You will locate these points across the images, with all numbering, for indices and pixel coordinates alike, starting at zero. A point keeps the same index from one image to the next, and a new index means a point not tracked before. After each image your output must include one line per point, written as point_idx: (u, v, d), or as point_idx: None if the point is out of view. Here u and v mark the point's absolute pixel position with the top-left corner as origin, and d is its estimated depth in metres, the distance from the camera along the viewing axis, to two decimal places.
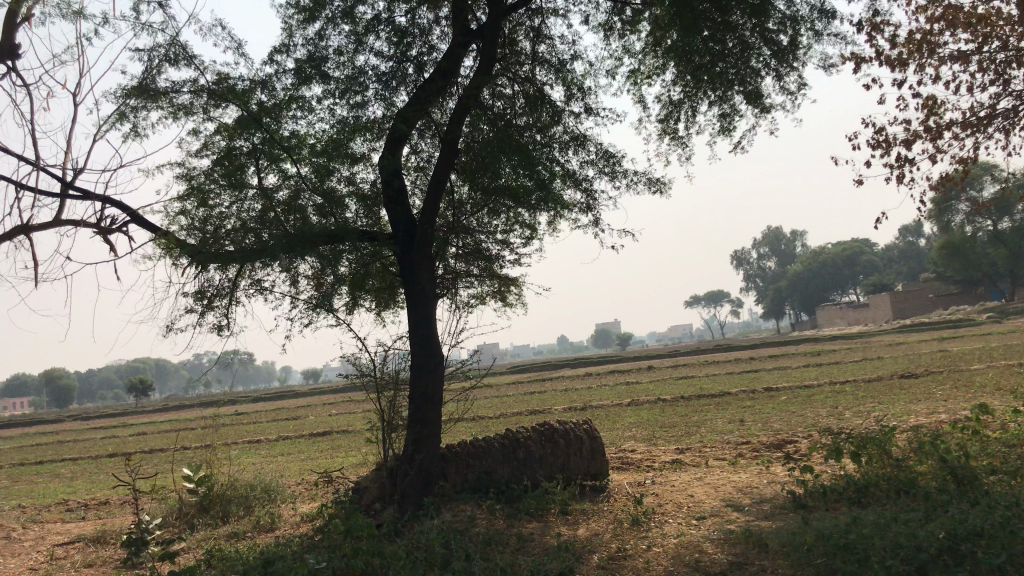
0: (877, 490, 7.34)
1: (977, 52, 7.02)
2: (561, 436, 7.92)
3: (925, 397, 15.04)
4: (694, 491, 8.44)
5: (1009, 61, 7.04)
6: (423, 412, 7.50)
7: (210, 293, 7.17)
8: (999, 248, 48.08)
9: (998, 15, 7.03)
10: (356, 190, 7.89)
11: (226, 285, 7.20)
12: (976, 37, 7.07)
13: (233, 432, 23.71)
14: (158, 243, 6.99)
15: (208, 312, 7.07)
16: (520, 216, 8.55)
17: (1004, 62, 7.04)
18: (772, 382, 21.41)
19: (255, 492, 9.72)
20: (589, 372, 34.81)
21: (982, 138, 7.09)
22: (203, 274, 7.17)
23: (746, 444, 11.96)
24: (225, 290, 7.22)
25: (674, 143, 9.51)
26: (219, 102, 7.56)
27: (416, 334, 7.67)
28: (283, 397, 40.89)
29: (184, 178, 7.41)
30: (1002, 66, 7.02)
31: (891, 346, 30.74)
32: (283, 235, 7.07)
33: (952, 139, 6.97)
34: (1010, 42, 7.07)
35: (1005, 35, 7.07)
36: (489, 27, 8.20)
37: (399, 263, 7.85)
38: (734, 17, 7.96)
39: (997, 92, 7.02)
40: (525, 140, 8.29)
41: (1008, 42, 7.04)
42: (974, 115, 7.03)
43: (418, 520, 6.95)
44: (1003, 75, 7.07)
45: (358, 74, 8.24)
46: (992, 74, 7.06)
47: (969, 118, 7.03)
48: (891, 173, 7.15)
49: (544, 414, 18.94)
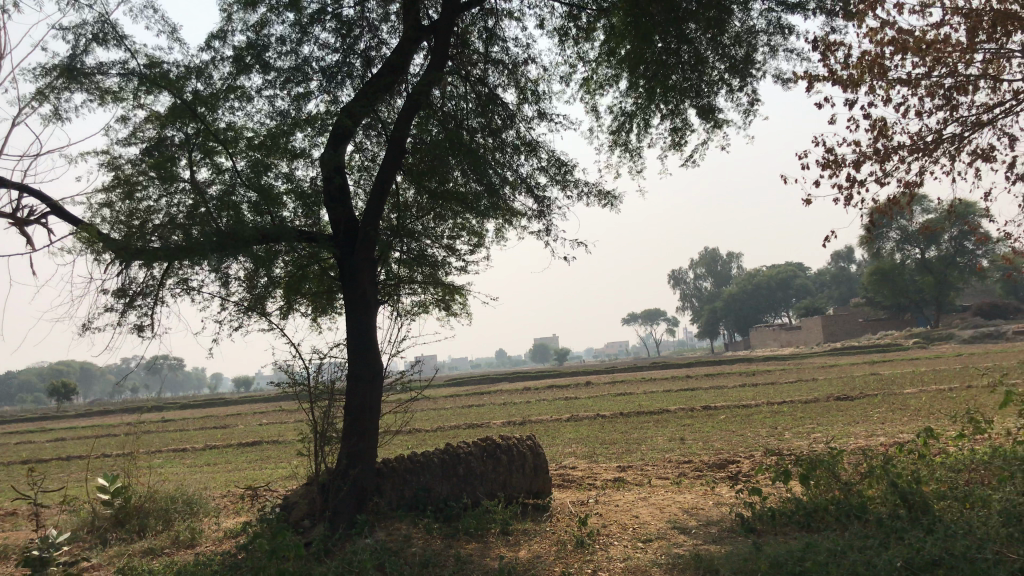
0: (826, 514, 7.06)
1: (926, 78, 6.83)
2: (504, 451, 7.53)
3: (862, 419, 15.01)
4: (639, 512, 8.10)
5: (957, 88, 6.86)
6: (359, 425, 7.02)
7: (133, 291, 6.61)
8: (927, 275, 49.39)
9: (947, 41, 6.83)
10: (296, 188, 7.42)
11: (150, 283, 6.65)
12: (925, 63, 6.86)
13: (158, 440, 22.67)
14: (79, 237, 6.44)
15: (129, 312, 6.54)
16: (468, 221, 8.13)
17: (953, 88, 6.85)
18: (711, 401, 21.36)
19: (176, 505, 9.09)
20: (526, 386, 34.49)
21: (929, 163, 6.90)
22: (126, 270, 6.63)
23: (689, 463, 11.69)
24: (149, 287, 6.66)
25: (625, 154, 9.23)
26: (150, 88, 7.01)
27: (353, 343, 7.18)
28: (214, 404, 39.69)
29: (108, 168, 6.85)
30: (950, 92, 6.84)
31: (826, 368, 31.13)
32: (214, 232, 6.56)
33: (900, 163, 6.78)
34: (958, 68, 6.88)
35: (954, 61, 6.88)
36: (441, 25, 7.80)
37: (339, 266, 7.36)
38: (690, 29, 7.66)
39: (944, 117, 6.83)
40: (474, 143, 7.91)
41: (956, 68, 6.85)
42: (921, 140, 6.84)
43: (351, 538, 6.47)
44: (951, 101, 6.89)
45: (302, 65, 7.78)
46: (940, 100, 6.87)
47: (917, 142, 6.84)
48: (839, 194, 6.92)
49: (481, 428, 18.50)
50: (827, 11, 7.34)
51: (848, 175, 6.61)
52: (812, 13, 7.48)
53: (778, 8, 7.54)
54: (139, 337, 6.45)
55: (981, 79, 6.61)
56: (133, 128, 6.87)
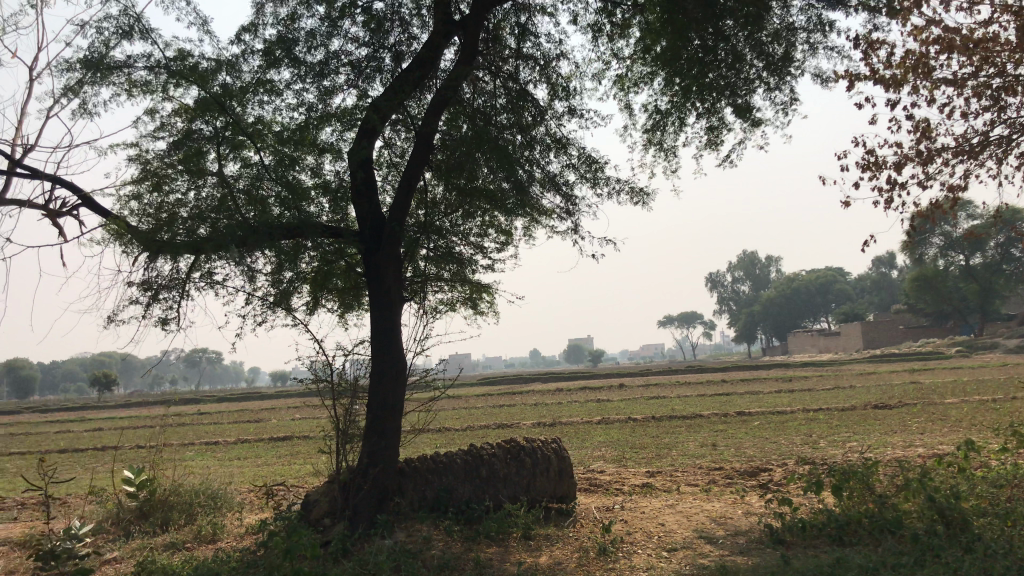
0: (859, 527, 6.77)
1: (972, 78, 6.53)
2: (528, 454, 7.34)
3: (899, 429, 14.61)
4: (665, 520, 7.87)
5: (1005, 89, 6.55)
6: (381, 423, 6.89)
7: (157, 284, 6.56)
8: (971, 283, 48.29)
9: (996, 39, 6.52)
10: (324, 183, 7.33)
11: (176, 277, 6.59)
12: (971, 63, 6.56)
13: (192, 433, 22.86)
14: (108, 229, 6.41)
15: (154, 305, 6.49)
16: (496, 219, 7.96)
17: (1001, 89, 6.55)
18: (744, 406, 21.01)
19: (200, 499, 9.05)
20: (558, 388, 34.27)
21: (974, 166, 6.59)
22: (152, 263, 6.58)
23: (719, 470, 11.43)
24: (173, 281, 6.60)
25: (659, 153, 8.98)
26: (179, 82, 6.94)
27: (376, 340, 7.05)
28: (250, 398, 40.09)
29: (137, 161, 6.80)
30: (998, 92, 6.53)
31: (863, 375, 30.53)
32: (240, 226, 6.49)
33: (944, 165, 6.49)
34: (1007, 68, 6.57)
35: (1002, 60, 6.57)
36: (472, 20, 7.63)
37: (364, 263, 7.24)
38: (727, 25, 7.42)
39: (991, 119, 6.53)
40: (503, 140, 7.74)
41: (1005, 68, 6.54)
42: (967, 142, 6.53)
43: (370, 539, 6.34)
44: (999, 102, 6.58)
45: (331, 59, 7.67)
46: (987, 101, 6.57)
47: (962, 144, 6.54)
48: (879, 197, 6.64)
49: (510, 429, 18.35)
50: (869, 8, 7.06)
51: (888, 177, 6.33)
52: (854, 9, 7.20)
53: (819, 4, 7.27)
54: (164, 330, 6.40)
55: None
56: (161, 121, 6.81)
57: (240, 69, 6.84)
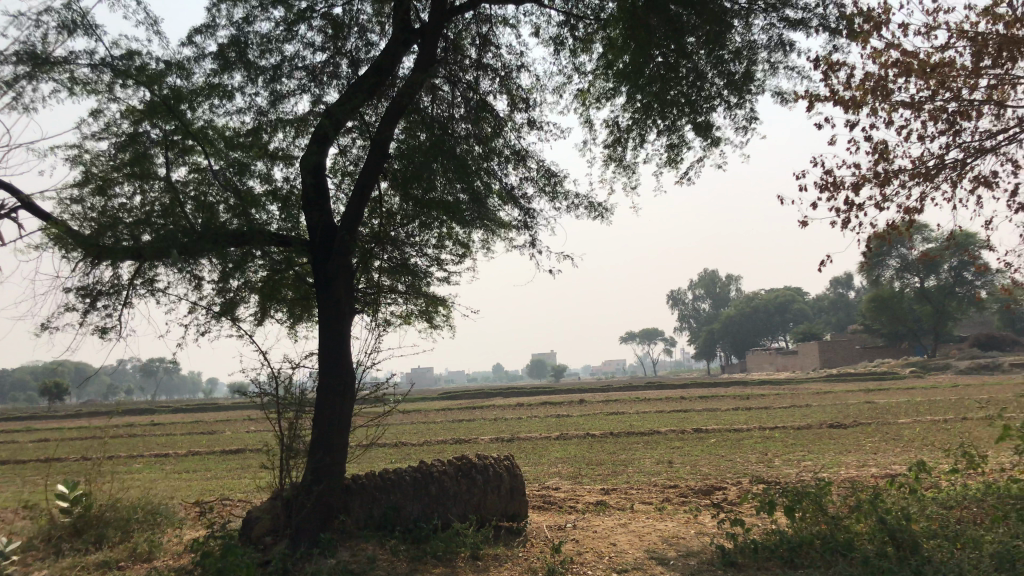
0: (811, 549, 6.63)
1: (929, 102, 6.51)
2: (479, 472, 7.08)
3: (854, 448, 14.64)
4: (617, 540, 7.71)
5: (960, 113, 6.56)
6: (327, 439, 6.62)
7: (97, 290, 6.26)
8: (925, 305, 49.12)
9: (952, 64, 6.51)
10: (274, 191, 7.08)
11: (116, 283, 6.30)
12: (928, 86, 6.54)
13: (142, 444, 22.26)
14: (47, 233, 6.09)
15: (92, 313, 6.19)
16: (453, 231, 7.76)
17: (956, 113, 6.54)
18: (702, 423, 21.03)
19: (139, 515, 8.68)
20: (518, 402, 34.05)
21: (930, 189, 6.57)
22: (92, 268, 6.27)
23: (674, 488, 11.33)
24: (114, 288, 6.32)
25: (620, 168, 8.87)
26: (125, 81, 6.63)
27: (325, 354, 6.79)
28: (204, 409, 39.34)
29: (79, 163, 6.47)
30: (953, 117, 6.53)
31: (819, 394, 30.79)
32: (186, 232, 6.23)
33: (900, 187, 6.46)
34: (962, 93, 6.56)
35: (958, 85, 6.56)
36: (431, 29, 7.45)
37: (315, 273, 6.96)
38: (688, 42, 7.34)
39: (946, 142, 6.51)
40: (461, 150, 7.55)
41: (960, 93, 6.53)
42: (923, 164, 6.51)
43: (313, 557, 6.04)
44: (955, 126, 6.57)
45: (286, 64, 7.45)
46: (943, 124, 6.56)
47: (919, 167, 6.52)
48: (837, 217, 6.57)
49: (468, 444, 18.13)
50: (829, 29, 7.03)
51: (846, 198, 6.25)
52: (814, 30, 7.17)
53: (779, 24, 7.24)
54: (101, 339, 6.11)
55: (984, 104, 6.26)
56: (106, 121, 6.52)
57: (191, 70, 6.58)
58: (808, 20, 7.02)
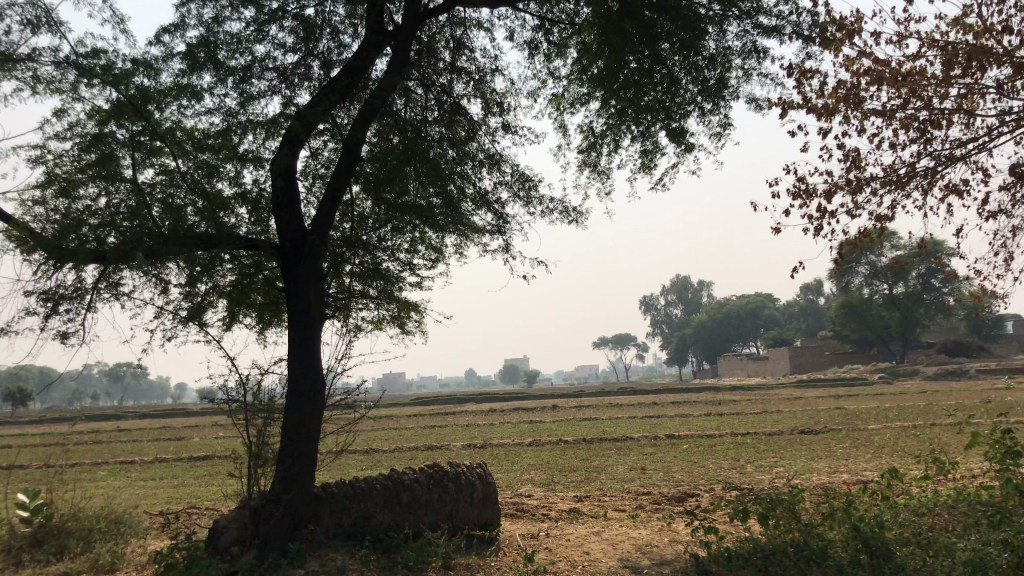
0: (785, 557, 6.58)
1: (901, 110, 6.49)
2: (451, 480, 6.96)
3: (826, 455, 14.71)
4: (590, 548, 7.63)
5: (931, 121, 6.55)
6: (296, 446, 6.46)
7: (59, 294, 6.07)
8: (894, 311, 49.71)
9: (922, 74, 6.49)
10: (243, 193, 6.92)
11: (79, 287, 6.11)
12: (899, 94, 6.53)
13: (107, 451, 21.86)
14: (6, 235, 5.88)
15: (53, 317, 5.99)
16: (425, 236, 7.65)
17: (927, 122, 6.53)
18: (674, 429, 21.05)
19: (101, 525, 8.45)
20: (491, 408, 33.92)
21: (903, 197, 6.57)
22: (53, 271, 6.07)
23: (647, 495, 11.28)
24: (77, 292, 6.12)
25: (594, 174, 8.80)
26: (90, 80, 6.44)
27: (294, 360, 6.63)
28: (173, 416, 38.78)
29: (41, 163, 6.27)
30: (924, 125, 6.51)
31: (789, 400, 31.00)
32: (152, 235, 6.05)
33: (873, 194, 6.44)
34: (933, 102, 6.55)
35: (929, 94, 6.54)
36: (405, 31, 7.33)
37: (284, 277, 6.80)
38: (663, 48, 7.28)
39: (917, 150, 6.50)
40: (434, 154, 7.44)
41: (931, 101, 6.52)
42: (895, 172, 6.50)
43: (280, 568, 5.88)
44: (926, 134, 6.56)
45: (257, 65, 7.30)
46: (915, 132, 6.54)
47: (891, 175, 6.51)
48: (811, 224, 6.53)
49: (440, 450, 17.99)
50: (803, 37, 7.02)
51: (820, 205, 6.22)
52: (789, 37, 7.16)
53: (754, 31, 7.22)
54: (63, 345, 5.91)
55: (954, 114, 6.25)
56: (70, 121, 6.32)
57: (159, 70, 6.41)
58: (783, 27, 7.01)
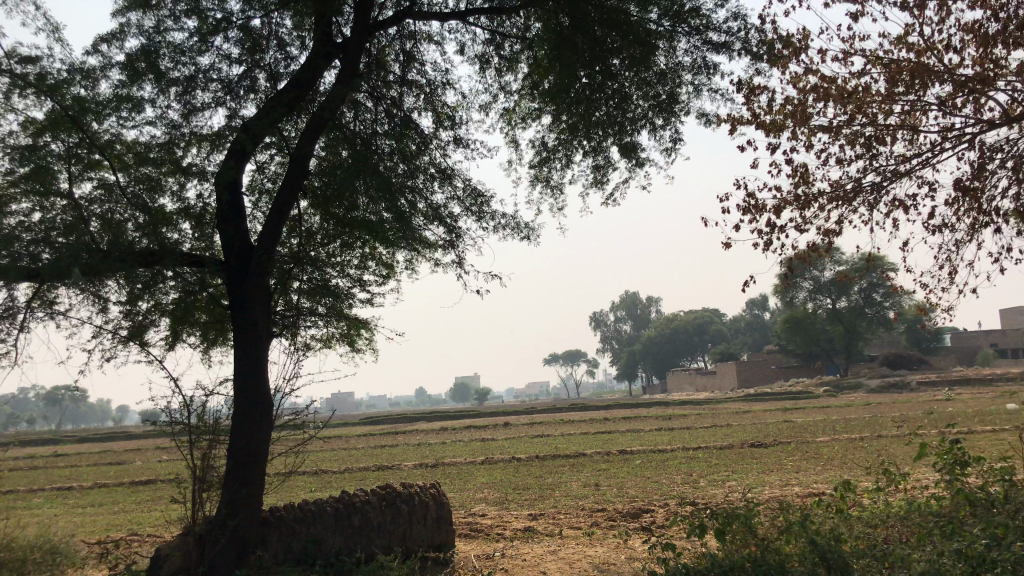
0: (743, 572, 6.45)
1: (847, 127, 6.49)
2: (404, 501, 6.72)
3: (776, 468, 14.78)
4: (547, 568, 7.47)
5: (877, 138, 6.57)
6: (243, 469, 6.18)
7: None
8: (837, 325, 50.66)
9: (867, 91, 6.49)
10: (186, 209, 6.64)
11: (10, 305, 5.79)
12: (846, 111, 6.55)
13: (44, 477, 21.05)
14: None
15: None
16: (375, 251, 7.45)
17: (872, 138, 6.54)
18: (625, 444, 21.04)
19: (34, 555, 8.01)
20: (442, 426, 33.55)
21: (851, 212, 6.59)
22: None
23: (602, 512, 11.15)
24: (8, 310, 5.80)
25: (546, 189, 8.71)
26: (24, 90, 6.12)
27: (240, 380, 6.37)
28: (114, 438, 37.66)
29: None
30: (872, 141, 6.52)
31: (738, 413, 31.28)
32: (89, 251, 5.76)
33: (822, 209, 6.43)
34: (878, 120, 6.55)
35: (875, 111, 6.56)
36: (353, 44, 7.17)
37: (229, 294, 6.60)
38: (614, 64, 7.24)
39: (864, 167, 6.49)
40: (384, 168, 7.26)
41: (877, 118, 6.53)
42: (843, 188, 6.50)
43: None
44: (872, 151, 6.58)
45: (201, 77, 7.06)
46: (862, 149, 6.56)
47: (839, 190, 6.52)
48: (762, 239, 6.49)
49: (390, 470, 17.67)
50: (752, 54, 7.05)
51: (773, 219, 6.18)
52: (738, 54, 7.18)
53: (704, 47, 7.23)
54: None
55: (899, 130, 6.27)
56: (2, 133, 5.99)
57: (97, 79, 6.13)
58: (732, 43, 7.03)
